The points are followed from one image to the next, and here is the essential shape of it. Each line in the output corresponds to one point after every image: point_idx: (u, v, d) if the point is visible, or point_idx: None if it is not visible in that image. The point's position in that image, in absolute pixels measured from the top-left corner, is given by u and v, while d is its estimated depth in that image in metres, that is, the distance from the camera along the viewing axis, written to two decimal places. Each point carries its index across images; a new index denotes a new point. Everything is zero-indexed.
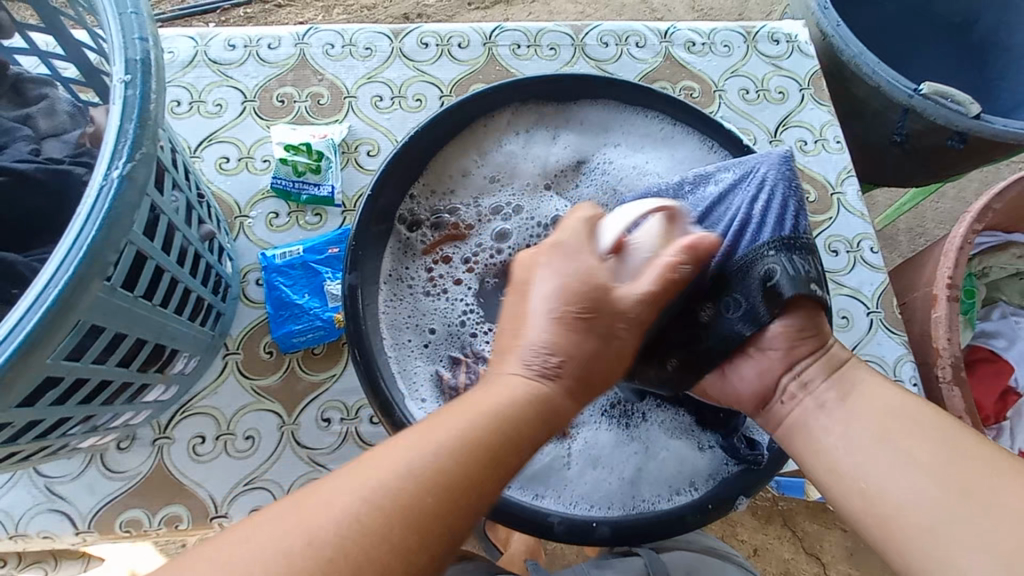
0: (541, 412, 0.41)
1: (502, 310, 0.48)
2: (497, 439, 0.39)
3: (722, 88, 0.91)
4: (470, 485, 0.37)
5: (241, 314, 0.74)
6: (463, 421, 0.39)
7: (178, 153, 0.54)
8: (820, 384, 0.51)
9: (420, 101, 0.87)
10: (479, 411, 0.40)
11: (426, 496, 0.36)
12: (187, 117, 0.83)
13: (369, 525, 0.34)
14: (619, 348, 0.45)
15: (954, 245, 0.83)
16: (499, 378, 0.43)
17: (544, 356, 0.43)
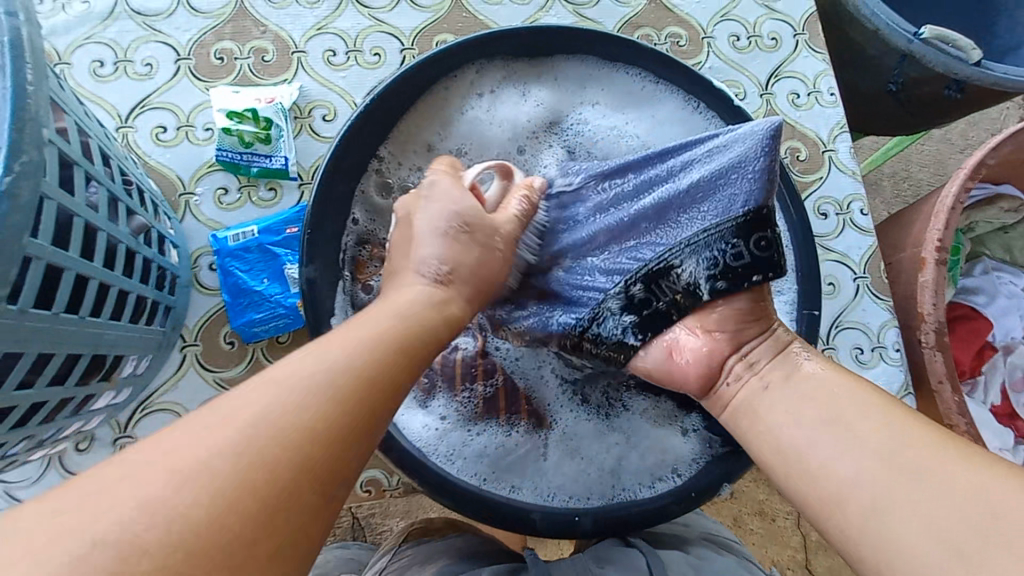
0: (445, 317, 0.42)
1: (463, 272, 0.45)
2: (413, 337, 0.38)
3: (711, 34, 0.83)
4: (386, 391, 0.35)
5: (196, 302, 0.69)
6: (381, 319, 0.38)
7: (90, 138, 0.46)
8: (765, 365, 0.48)
9: (378, 56, 0.78)
10: (386, 316, 0.39)
11: (356, 379, 0.34)
12: (113, 80, 0.74)
13: (305, 422, 0.31)
14: (500, 259, 0.49)
15: (945, 205, 0.80)
16: (396, 294, 0.42)
17: (437, 265, 0.44)
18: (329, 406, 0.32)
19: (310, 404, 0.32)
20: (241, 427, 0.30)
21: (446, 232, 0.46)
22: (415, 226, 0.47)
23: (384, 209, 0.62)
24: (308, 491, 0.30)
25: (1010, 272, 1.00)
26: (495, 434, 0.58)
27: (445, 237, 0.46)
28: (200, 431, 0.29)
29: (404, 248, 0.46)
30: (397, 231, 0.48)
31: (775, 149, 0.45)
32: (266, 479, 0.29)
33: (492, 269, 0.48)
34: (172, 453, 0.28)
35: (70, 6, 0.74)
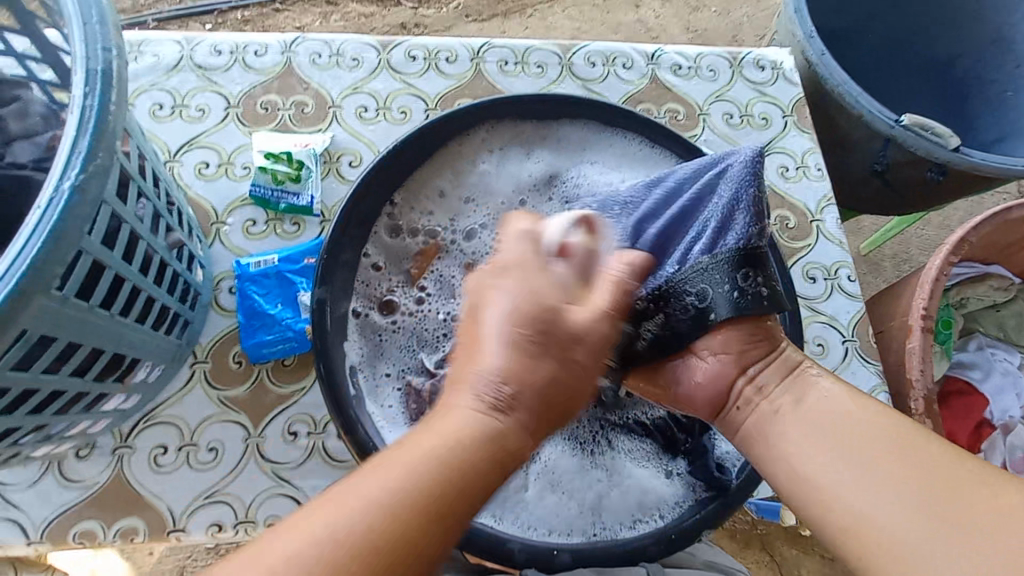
0: (495, 450, 0.40)
1: (524, 397, 0.43)
2: (460, 477, 0.38)
3: (707, 112, 0.91)
4: (412, 535, 0.36)
5: (212, 322, 0.73)
6: (425, 461, 0.38)
7: (147, 161, 0.53)
8: (774, 388, 0.51)
9: (405, 114, 0.87)
10: (431, 462, 0.38)
11: (405, 513, 0.36)
12: (169, 121, 0.83)
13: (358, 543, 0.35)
14: (580, 373, 0.45)
15: (929, 277, 0.83)
16: (450, 413, 0.42)
17: (496, 386, 0.42)
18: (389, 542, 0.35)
19: (371, 524, 0.35)
20: (291, 552, 0.34)
21: (527, 311, 0.44)
22: (480, 325, 0.45)
23: (395, 251, 0.68)
24: None
25: (1004, 350, 1.01)
26: None
27: (511, 346, 0.43)
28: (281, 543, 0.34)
29: (473, 348, 0.45)
30: (466, 324, 0.47)
31: (759, 171, 0.53)
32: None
33: (572, 392, 0.45)
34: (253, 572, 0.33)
35: (141, 58, 0.85)
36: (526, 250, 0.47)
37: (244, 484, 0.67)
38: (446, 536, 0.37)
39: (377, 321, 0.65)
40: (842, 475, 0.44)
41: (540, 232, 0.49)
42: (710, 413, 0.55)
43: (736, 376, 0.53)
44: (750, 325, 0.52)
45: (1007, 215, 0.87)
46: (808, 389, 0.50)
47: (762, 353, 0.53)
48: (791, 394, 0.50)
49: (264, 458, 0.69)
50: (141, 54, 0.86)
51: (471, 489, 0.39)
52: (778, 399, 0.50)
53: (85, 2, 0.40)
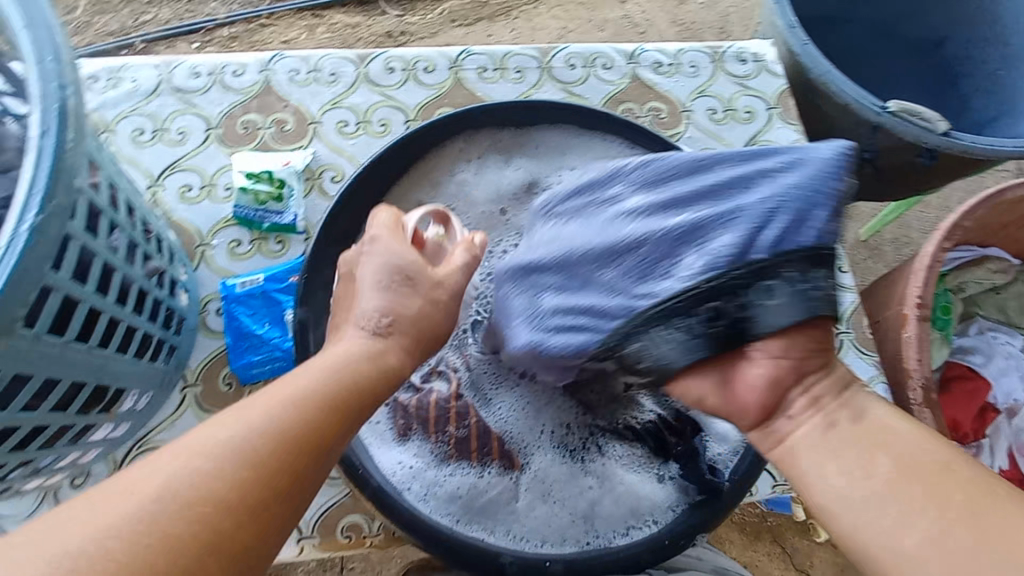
0: (381, 369, 0.44)
1: (401, 323, 0.47)
2: (341, 386, 0.41)
3: (690, 108, 0.91)
4: (292, 464, 0.37)
5: (200, 345, 0.73)
6: (312, 374, 0.41)
7: (119, 191, 0.53)
8: (830, 402, 0.43)
9: (385, 126, 0.86)
10: (303, 375, 0.41)
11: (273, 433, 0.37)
12: (150, 146, 0.83)
13: (232, 458, 0.35)
14: (446, 311, 0.50)
15: (923, 264, 0.82)
16: (336, 344, 0.45)
17: (377, 317, 0.46)
18: (247, 468, 0.35)
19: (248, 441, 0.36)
20: (191, 453, 0.35)
21: (389, 264, 0.49)
22: (354, 281, 0.50)
23: None
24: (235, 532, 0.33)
25: (1005, 333, 1.00)
26: (469, 477, 0.59)
27: (386, 290, 0.47)
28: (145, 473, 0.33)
29: (345, 307, 0.49)
30: (342, 284, 0.52)
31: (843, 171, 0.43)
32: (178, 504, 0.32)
33: (447, 317, 0.50)
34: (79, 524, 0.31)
35: (121, 84, 0.85)
36: (390, 227, 0.52)
37: None
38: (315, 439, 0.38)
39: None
40: (894, 525, 0.38)
41: (401, 222, 0.54)
42: (756, 421, 0.44)
43: (792, 385, 0.43)
44: (808, 327, 0.42)
45: (1000, 197, 0.86)
46: (864, 409, 0.42)
47: (818, 361, 0.43)
48: (849, 409, 0.42)
49: None
50: (120, 80, 0.86)
51: (345, 411, 0.41)
52: (836, 414, 0.42)
53: (41, 39, 0.40)
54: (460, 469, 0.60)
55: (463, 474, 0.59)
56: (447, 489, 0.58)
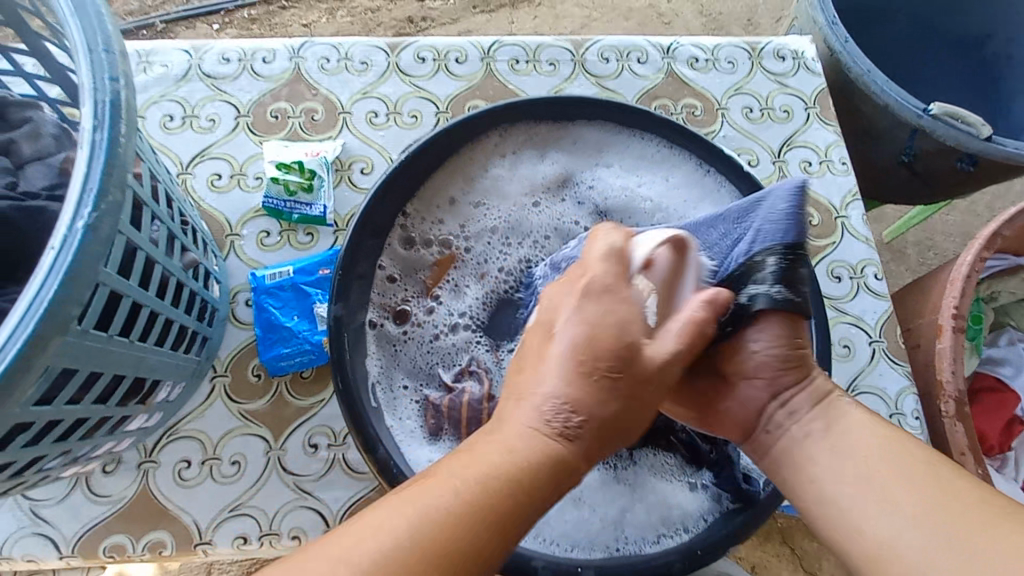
0: (554, 466, 0.40)
1: (592, 424, 0.41)
2: (515, 485, 0.39)
3: (726, 106, 0.89)
4: (478, 545, 0.37)
5: (230, 335, 0.73)
6: (493, 456, 0.40)
7: (158, 182, 0.53)
8: (803, 415, 0.50)
9: (415, 118, 0.85)
10: (489, 459, 0.40)
11: (458, 517, 0.37)
12: (180, 132, 0.82)
13: (427, 531, 0.36)
14: (649, 400, 0.43)
15: (961, 274, 0.80)
16: (506, 423, 0.42)
17: (567, 415, 0.41)
18: (447, 539, 0.36)
19: (423, 525, 0.36)
20: (371, 539, 0.36)
21: (598, 340, 0.42)
22: (525, 376, 0.43)
23: (408, 263, 0.67)
24: None
25: None
26: None
27: (580, 375, 0.42)
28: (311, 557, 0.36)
29: (535, 367, 0.43)
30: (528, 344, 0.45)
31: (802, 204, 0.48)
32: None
33: (631, 414, 0.43)
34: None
35: (150, 69, 0.85)
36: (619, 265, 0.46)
37: (267, 497, 0.68)
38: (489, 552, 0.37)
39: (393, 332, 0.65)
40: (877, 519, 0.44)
41: None
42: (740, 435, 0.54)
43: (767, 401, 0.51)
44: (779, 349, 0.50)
45: None
46: (839, 417, 0.50)
47: (793, 380, 0.51)
48: (823, 419, 0.50)
49: (286, 470, 0.69)
50: (150, 64, 0.85)
51: (528, 499, 0.39)
52: (810, 423, 0.50)
53: (90, 29, 0.39)
54: None
55: None
56: None
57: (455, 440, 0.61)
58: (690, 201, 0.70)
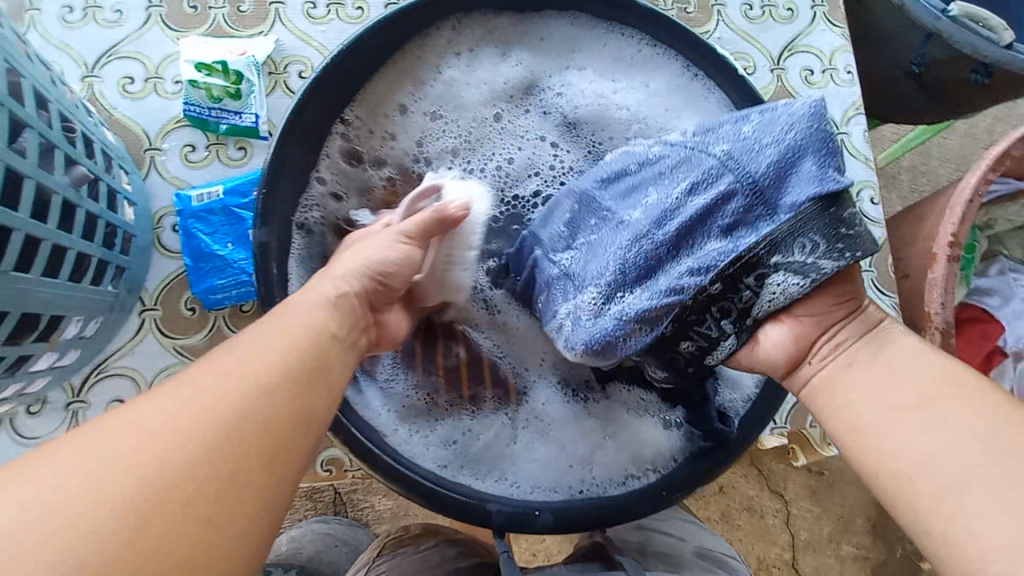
0: (332, 327, 0.37)
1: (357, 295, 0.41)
2: (307, 351, 0.35)
3: (722, 2, 0.77)
4: (276, 414, 0.31)
5: (157, 265, 0.66)
6: (278, 327, 0.35)
7: (19, 76, 0.43)
8: (851, 347, 0.41)
9: (361, 10, 0.73)
10: (279, 321, 0.36)
11: (276, 374, 0.32)
12: (82, 27, 0.69)
13: (235, 387, 0.30)
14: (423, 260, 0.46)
15: (963, 197, 0.73)
16: (291, 302, 0.38)
17: (361, 278, 0.44)
18: (247, 398, 0.30)
19: (249, 379, 0.31)
20: (189, 396, 0.29)
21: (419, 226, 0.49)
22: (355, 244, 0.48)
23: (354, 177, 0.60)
24: (243, 485, 0.28)
25: None
26: (461, 421, 0.57)
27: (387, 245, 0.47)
28: (117, 428, 0.27)
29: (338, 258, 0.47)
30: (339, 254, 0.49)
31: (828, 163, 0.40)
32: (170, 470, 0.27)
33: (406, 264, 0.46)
34: (56, 482, 0.25)
35: None
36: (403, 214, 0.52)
37: None
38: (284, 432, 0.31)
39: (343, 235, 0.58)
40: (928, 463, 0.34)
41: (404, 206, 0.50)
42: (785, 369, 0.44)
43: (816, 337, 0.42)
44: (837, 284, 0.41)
45: None
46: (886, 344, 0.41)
47: (846, 313, 0.42)
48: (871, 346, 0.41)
49: None
50: None
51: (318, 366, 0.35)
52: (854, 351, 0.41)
53: None
54: (452, 413, 0.57)
55: (456, 416, 0.57)
56: (440, 433, 0.56)
57: (410, 375, 0.58)
58: (674, 110, 0.61)
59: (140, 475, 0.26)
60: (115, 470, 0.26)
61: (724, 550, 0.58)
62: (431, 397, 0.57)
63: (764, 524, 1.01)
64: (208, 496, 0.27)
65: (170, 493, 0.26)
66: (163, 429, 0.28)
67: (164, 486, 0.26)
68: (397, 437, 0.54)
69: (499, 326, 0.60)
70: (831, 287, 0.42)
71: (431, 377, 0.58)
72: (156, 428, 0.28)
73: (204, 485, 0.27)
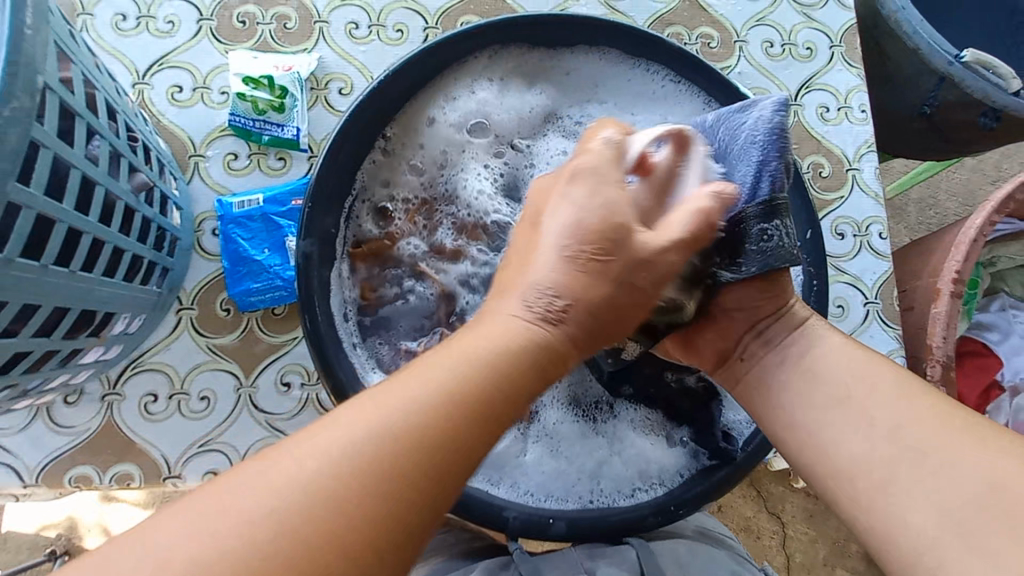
0: (541, 356, 0.38)
1: None
2: (500, 382, 0.35)
3: (744, 39, 0.81)
4: (436, 471, 0.32)
5: (195, 267, 0.69)
6: (460, 360, 0.35)
7: (96, 90, 0.46)
8: (777, 339, 0.51)
9: (401, 33, 0.76)
10: (466, 348, 0.36)
11: (439, 424, 0.33)
12: (134, 35, 0.73)
13: (387, 443, 0.31)
14: (638, 299, 0.42)
15: (967, 237, 0.76)
16: (493, 313, 0.39)
17: (549, 298, 0.39)
18: (400, 450, 0.32)
19: (399, 425, 0.32)
20: (330, 449, 0.31)
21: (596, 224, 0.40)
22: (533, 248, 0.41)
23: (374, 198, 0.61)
24: (388, 544, 0.30)
25: None
26: None
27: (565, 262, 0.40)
28: (264, 465, 0.31)
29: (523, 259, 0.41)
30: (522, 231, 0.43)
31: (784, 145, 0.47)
32: (322, 512, 0.30)
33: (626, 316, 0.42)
34: (227, 508, 0.29)
35: None
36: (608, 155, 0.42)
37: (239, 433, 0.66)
38: (447, 485, 0.32)
39: (371, 234, 0.61)
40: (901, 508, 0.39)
41: None
42: (715, 364, 0.54)
43: (743, 332, 0.52)
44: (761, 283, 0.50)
45: None
46: (813, 343, 0.50)
47: (773, 309, 0.51)
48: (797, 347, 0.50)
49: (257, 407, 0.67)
50: None
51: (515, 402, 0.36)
52: (787, 348, 0.50)
53: None
54: None
55: None
56: None
57: None
58: None
59: (279, 526, 0.29)
60: (258, 520, 0.29)
61: (720, 530, 0.62)
62: None
63: (761, 544, 1.03)
64: (346, 552, 0.29)
65: (301, 550, 0.28)
66: (305, 471, 0.30)
67: (310, 538, 0.29)
68: None
69: None
70: (755, 287, 0.50)
71: None
72: (296, 473, 0.30)
73: (323, 542, 0.29)
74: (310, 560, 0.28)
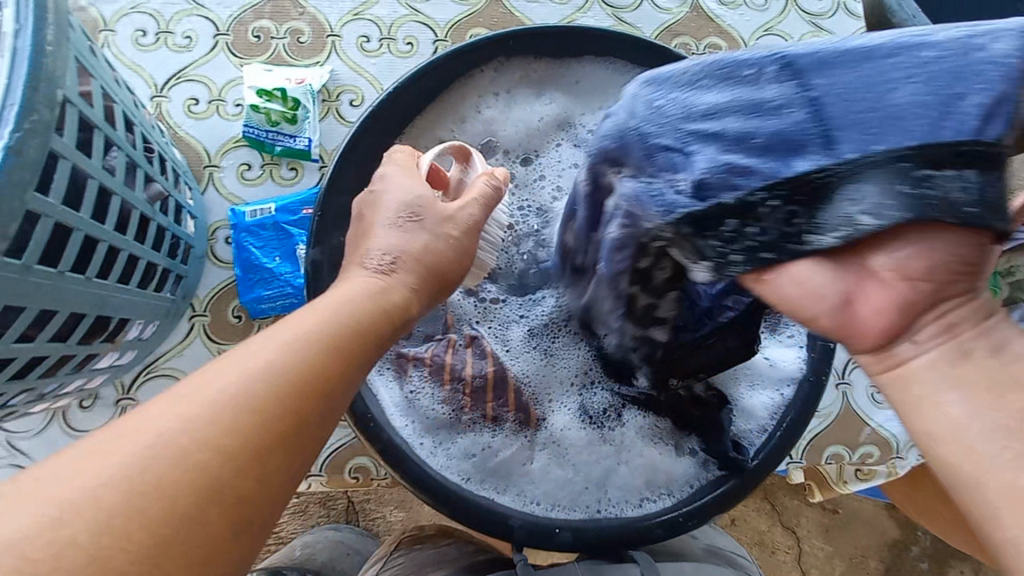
0: (385, 310, 0.37)
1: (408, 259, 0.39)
2: (356, 333, 0.34)
3: (752, 48, 0.81)
4: (293, 423, 0.29)
5: (209, 274, 0.70)
6: (309, 316, 0.33)
7: (114, 103, 0.47)
8: None
9: (411, 45, 0.78)
10: (315, 309, 0.34)
11: (301, 377, 0.30)
12: (154, 50, 0.75)
13: (240, 401, 0.28)
14: None
15: None
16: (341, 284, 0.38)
17: (385, 258, 0.39)
18: (260, 413, 0.28)
19: (262, 384, 0.29)
20: (183, 411, 0.27)
21: None
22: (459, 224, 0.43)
23: None
24: (230, 517, 0.27)
25: None
26: (482, 437, 0.58)
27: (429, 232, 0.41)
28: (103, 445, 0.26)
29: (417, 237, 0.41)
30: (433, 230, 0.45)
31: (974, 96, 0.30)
32: (196, 481, 0.26)
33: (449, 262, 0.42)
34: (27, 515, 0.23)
35: None
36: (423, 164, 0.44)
37: None
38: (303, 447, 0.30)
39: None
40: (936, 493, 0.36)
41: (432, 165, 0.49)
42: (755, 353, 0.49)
43: None
44: None
45: None
46: None
47: None
48: None
49: None
50: None
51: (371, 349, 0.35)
52: None
53: None
54: (474, 427, 0.58)
55: (478, 432, 0.58)
56: (460, 446, 0.57)
57: (438, 389, 0.58)
58: None
59: (102, 505, 0.24)
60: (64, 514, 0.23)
61: (733, 549, 0.61)
62: (457, 412, 0.58)
63: (775, 559, 1.01)
64: (176, 537, 0.25)
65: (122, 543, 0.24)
66: (140, 447, 0.26)
67: (136, 526, 0.24)
68: (421, 448, 0.56)
69: (531, 352, 0.61)
70: None
71: (456, 396, 0.58)
72: (129, 446, 0.26)
73: (150, 524, 0.24)
74: (140, 546, 0.24)
